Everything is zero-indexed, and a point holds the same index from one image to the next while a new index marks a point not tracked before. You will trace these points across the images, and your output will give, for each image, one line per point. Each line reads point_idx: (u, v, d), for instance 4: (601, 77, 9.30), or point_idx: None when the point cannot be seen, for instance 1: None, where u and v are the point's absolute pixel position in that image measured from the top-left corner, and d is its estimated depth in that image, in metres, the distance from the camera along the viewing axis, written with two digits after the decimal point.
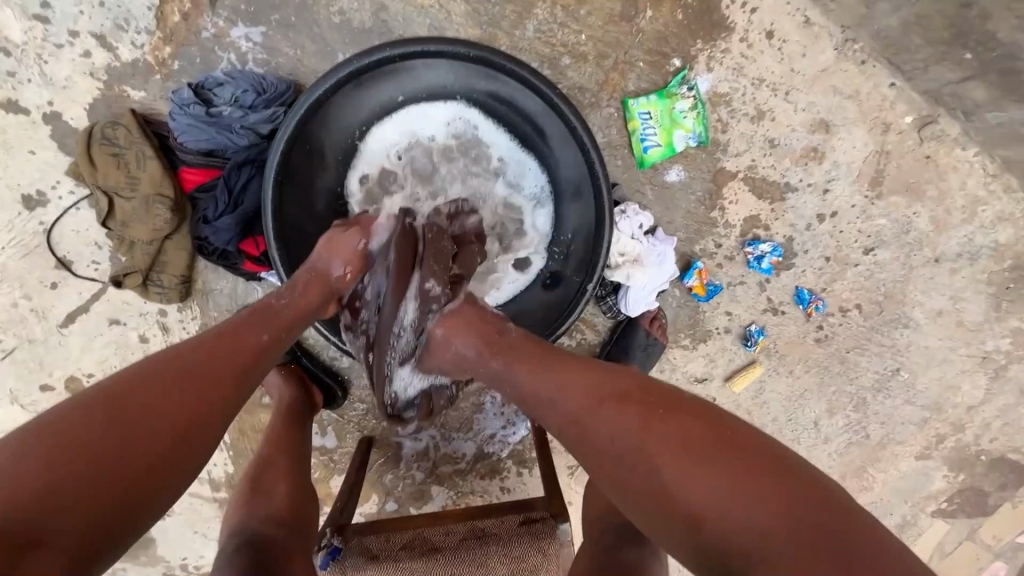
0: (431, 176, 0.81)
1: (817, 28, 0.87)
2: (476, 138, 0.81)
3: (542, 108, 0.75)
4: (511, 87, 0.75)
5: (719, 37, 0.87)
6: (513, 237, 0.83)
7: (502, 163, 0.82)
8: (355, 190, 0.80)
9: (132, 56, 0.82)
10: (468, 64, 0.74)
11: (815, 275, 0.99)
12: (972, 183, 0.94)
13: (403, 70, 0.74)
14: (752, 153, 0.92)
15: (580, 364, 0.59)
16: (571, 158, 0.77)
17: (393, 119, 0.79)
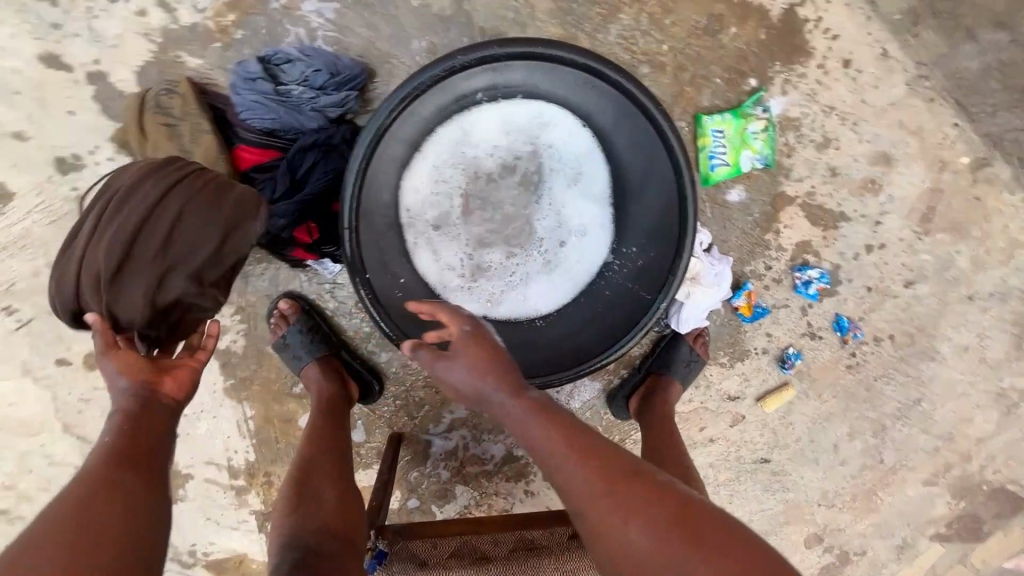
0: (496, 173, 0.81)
1: (893, 61, 0.87)
2: (549, 142, 0.81)
3: (628, 121, 0.74)
4: (607, 100, 0.73)
5: (798, 61, 0.86)
6: (574, 242, 0.83)
7: (570, 169, 0.82)
8: (419, 181, 0.79)
9: (192, 20, 0.76)
10: (567, 71, 0.72)
11: (855, 304, 1.01)
12: (1014, 227, 0.97)
13: (498, 68, 0.71)
14: (813, 179, 0.92)
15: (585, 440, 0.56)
16: (647, 168, 0.76)
17: (472, 124, 0.79)
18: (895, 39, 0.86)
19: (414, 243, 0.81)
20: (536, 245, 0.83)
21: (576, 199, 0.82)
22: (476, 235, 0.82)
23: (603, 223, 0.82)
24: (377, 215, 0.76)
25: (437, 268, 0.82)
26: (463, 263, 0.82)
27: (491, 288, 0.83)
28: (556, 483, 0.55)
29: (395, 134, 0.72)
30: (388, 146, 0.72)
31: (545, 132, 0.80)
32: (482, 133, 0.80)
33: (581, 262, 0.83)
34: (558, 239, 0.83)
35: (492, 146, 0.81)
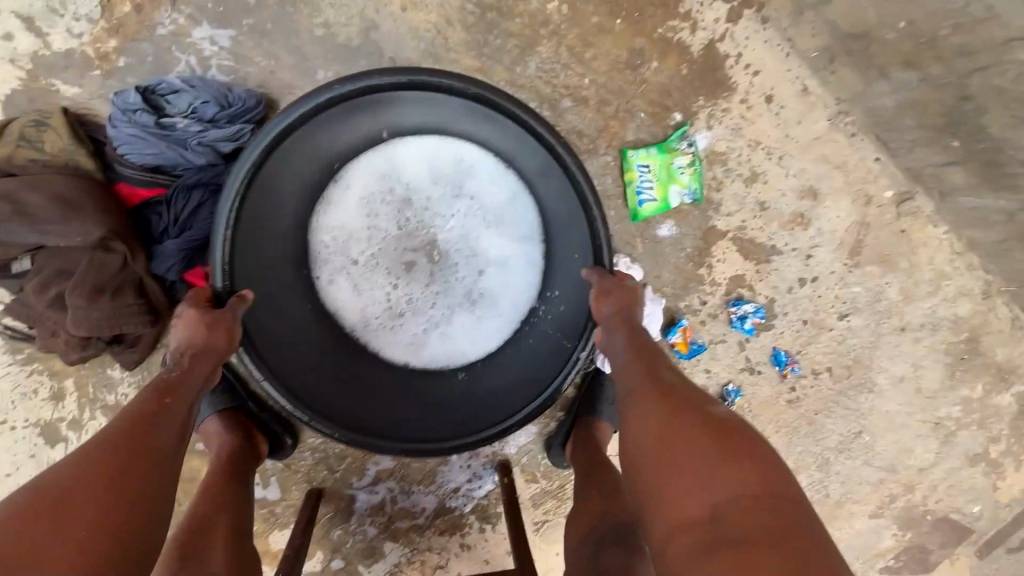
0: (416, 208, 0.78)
1: (814, 97, 0.87)
2: (467, 176, 0.77)
3: (537, 154, 0.70)
4: (510, 132, 0.69)
5: (721, 96, 0.85)
6: (498, 281, 0.79)
7: (490, 204, 0.78)
8: (329, 224, 0.76)
9: (67, 46, 0.69)
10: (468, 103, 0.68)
11: (792, 338, 0.99)
12: (939, 259, 0.98)
13: (391, 100, 0.67)
14: (743, 213, 0.91)
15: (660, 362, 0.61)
16: (558, 197, 0.72)
17: (387, 161, 0.76)
18: (814, 75, 0.87)
19: (330, 293, 0.76)
20: (454, 284, 0.79)
21: (506, 243, 0.78)
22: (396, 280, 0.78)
23: (532, 268, 0.78)
24: (271, 261, 0.71)
25: (357, 316, 0.77)
26: (385, 310, 0.78)
27: (417, 339, 0.78)
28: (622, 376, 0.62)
29: (280, 170, 0.67)
30: (271, 183, 0.67)
31: (464, 166, 0.77)
32: (399, 169, 0.76)
33: (505, 304, 0.79)
34: (479, 279, 0.79)
35: (415, 185, 0.77)
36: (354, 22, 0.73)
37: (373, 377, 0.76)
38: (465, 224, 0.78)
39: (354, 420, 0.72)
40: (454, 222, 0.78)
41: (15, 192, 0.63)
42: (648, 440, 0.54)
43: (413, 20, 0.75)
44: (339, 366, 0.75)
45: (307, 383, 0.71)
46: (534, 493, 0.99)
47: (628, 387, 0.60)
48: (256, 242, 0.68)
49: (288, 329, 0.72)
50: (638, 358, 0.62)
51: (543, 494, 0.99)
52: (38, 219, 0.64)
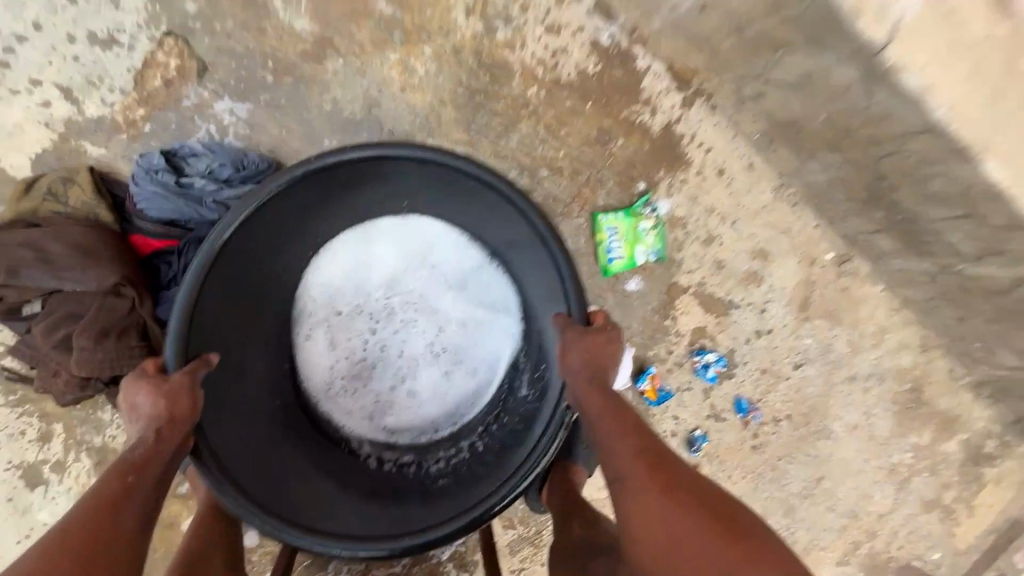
0: (388, 277, 0.87)
1: (760, 171, 0.99)
2: (442, 249, 0.87)
3: (515, 228, 0.77)
4: (484, 203, 0.78)
5: (679, 169, 0.96)
6: (468, 344, 0.87)
7: (462, 275, 0.87)
8: (308, 290, 0.86)
9: (98, 113, 0.77)
10: (447, 181, 0.77)
11: (752, 386, 1.07)
12: (880, 315, 1.08)
13: (369, 175, 0.77)
14: (702, 271, 1.01)
15: (641, 433, 0.64)
16: (533, 267, 0.78)
17: (368, 235, 0.86)
18: (759, 153, 0.98)
19: (304, 350, 0.85)
20: (423, 346, 0.88)
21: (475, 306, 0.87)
22: (368, 343, 0.87)
23: (503, 330, 0.86)
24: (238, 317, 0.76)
25: (329, 366, 0.86)
26: (353, 366, 0.86)
27: (386, 391, 0.87)
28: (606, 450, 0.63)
29: (257, 232, 0.73)
30: (248, 239, 0.72)
31: (439, 240, 0.87)
32: (377, 243, 0.86)
33: (476, 366, 0.87)
34: (447, 342, 0.88)
35: (391, 250, 0.87)
36: (358, 100, 0.83)
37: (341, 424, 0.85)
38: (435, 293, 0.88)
39: (315, 483, 0.77)
40: (423, 292, 0.88)
41: (39, 241, 0.69)
42: (646, 521, 0.55)
43: (411, 99, 0.86)
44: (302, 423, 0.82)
45: (266, 441, 0.77)
46: (511, 539, 1.01)
47: (619, 465, 0.61)
48: (226, 298, 0.73)
49: (253, 384, 0.78)
50: (621, 431, 0.63)
51: (520, 540, 1.02)
52: (58, 267, 0.69)
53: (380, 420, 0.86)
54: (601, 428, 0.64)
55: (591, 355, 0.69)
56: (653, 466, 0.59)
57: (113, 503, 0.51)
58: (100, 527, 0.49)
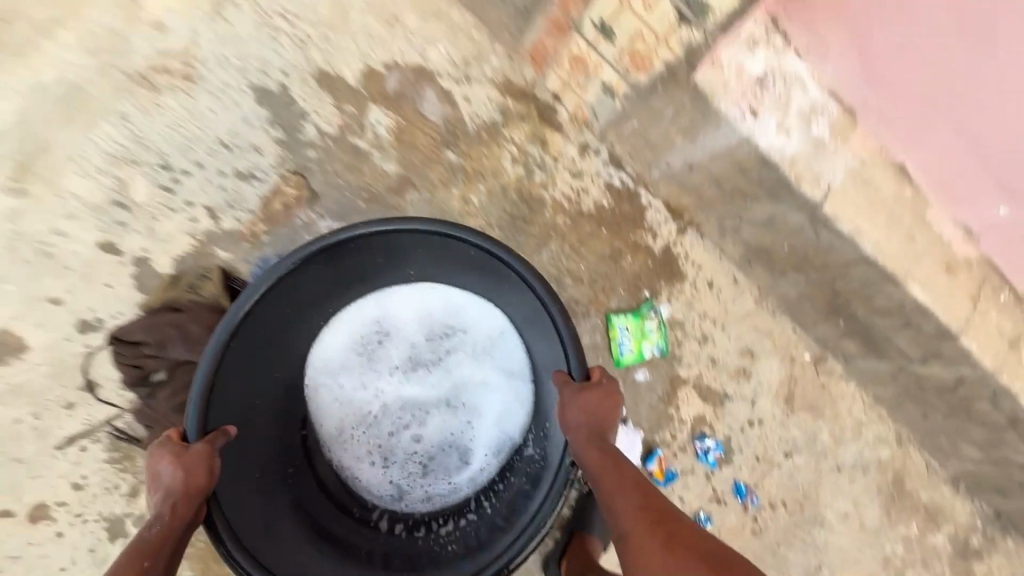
0: (394, 339, 1.05)
1: (743, 284, 1.21)
2: (457, 318, 1.04)
3: (528, 305, 0.95)
4: (504, 291, 0.96)
5: (677, 280, 1.18)
6: (480, 408, 1.05)
7: (472, 342, 1.05)
8: (323, 339, 1.01)
9: (231, 227, 1.01)
10: (471, 267, 0.97)
11: (749, 471, 1.20)
12: (856, 409, 1.24)
13: (386, 247, 0.94)
14: (699, 366, 1.19)
15: (643, 490, 0.73)
16: (545, 344, 0.96)
17: (380, 299, 1.03)
18: (741, 270, 1.20)
19: (316, 396, 1.02)
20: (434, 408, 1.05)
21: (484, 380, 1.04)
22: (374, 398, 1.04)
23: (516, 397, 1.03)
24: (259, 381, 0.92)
25: (340, 418, 1.03)
26: (357, 417, 1.03)
27: (392, 446, 1.04)
28: (611, 503, 0.72)
29: (278, 300, 0.89)
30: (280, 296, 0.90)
31: (455, 308, 1.04)
32: (389, 307, 1.04)
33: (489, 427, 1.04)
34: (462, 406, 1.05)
35: (400, 313, 1.04)
36: None
37: (349, 475, 1.02)
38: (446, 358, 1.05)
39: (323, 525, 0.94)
40: (432, 357, 1.05)
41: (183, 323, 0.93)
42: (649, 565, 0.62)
43: (468, 222, 1.10)
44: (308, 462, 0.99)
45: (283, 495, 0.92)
46: None
47: (624, 516, 0.70)
48: (247, 349, 0.89)
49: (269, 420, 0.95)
50: (624, 486, 0.73)
51: None
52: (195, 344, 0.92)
53: (386, 473, 1.03)
54: (606, 485, 0.74)
55: (590, 421, 0.82)
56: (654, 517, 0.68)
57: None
58: None
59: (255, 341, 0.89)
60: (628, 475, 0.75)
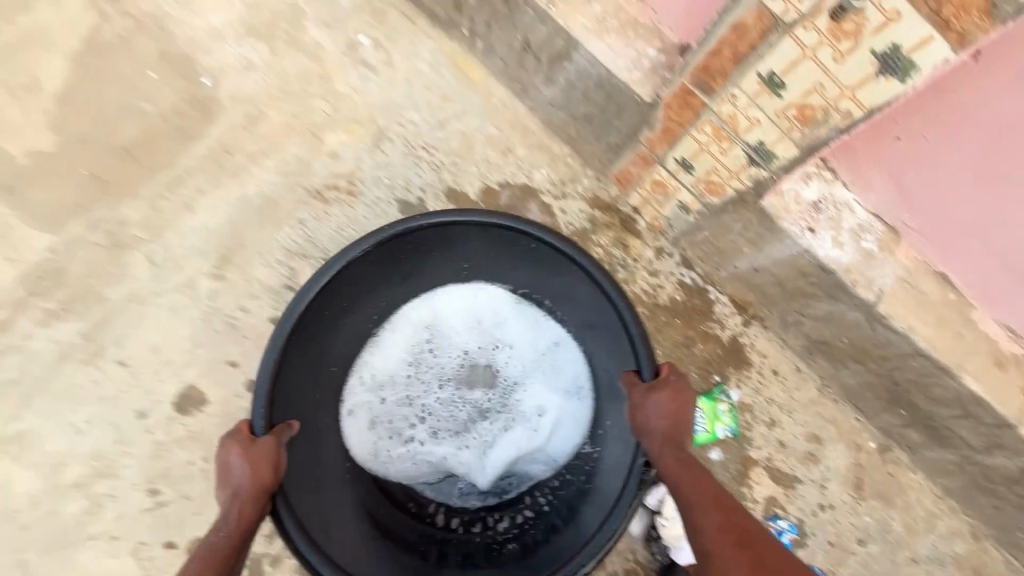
0: (437, 340, 1.21)
1: (805, 373, 1.33)
2: (507, 322, 1.21)
3: (594, 298, 1.08)
4: (576, 297, 1.12)
5: (744, 367, 1.32)
6: (534, 408, 1.19)
7: (518, 346, 1.21)
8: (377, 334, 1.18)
9: None
10: (533, 272, 1.15)
11: (823, 556, 1.25)
12: (927, 501, 1.29)
13: (444, 242, 1.11)
14: (769, 448, 1.29)
15: (719, 498, 0.82)
16: (606, 346, 1.11)
17: (430, 299, 1.19)
18: (804, 360, 1.33)
19: (358, 379, 1.16)
20: (485, 409, 1.21)
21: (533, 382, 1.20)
22: (418, 395, 1.20)
23: (568, 395, 1.18)
24: (315, 373, 1.09)
25: (386, 406, 1.18)
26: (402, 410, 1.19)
27: (439, 440, 1.18)
28: (688, 505, 0.82)
29: (340, 295, 1.06)
30: (347, 279, 1.05)
31: (504, 313, 1.21)
32: (435, 307, 1.20)
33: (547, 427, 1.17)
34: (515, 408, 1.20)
35: (448, 313, 1.21)
36: None
37: (394, 460, 1.16)
38: (495, 363, 1.22)
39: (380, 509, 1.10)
40: (479, 361, 1.22)
41: None
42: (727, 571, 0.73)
43: None
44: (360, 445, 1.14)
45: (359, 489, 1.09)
46: None
47: (702, 522, 0.79)
48: (307, 331, 1.03)
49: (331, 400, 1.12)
50: (702, 494, 0.83)
51: None
52: None
53: (434, 465, 1.17)
54: (686, 487, 0.84)
55: (675, 428, 0.92)
56: (730, 529, 0.77)
57: (216, 557, 0.79)
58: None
59: (319, 329, 1.06)
60: (709, 491, 0.83)
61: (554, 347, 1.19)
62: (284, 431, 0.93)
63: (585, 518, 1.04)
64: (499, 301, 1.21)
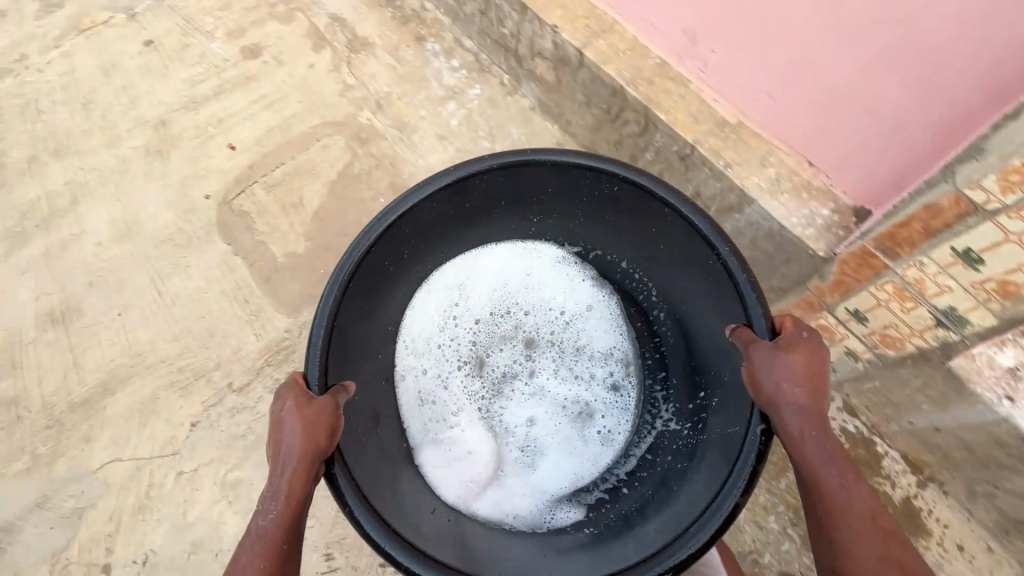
0: (475, 300, 1.40)
1: (999, 556, 1.20)
2: (541, 279, 1.40)
3: (681, 237, 1.13)
4: (670, 249, 1.19)
5: (922, 537, 1.22)
6: (575, 357, 1.38)
7: (551, 301, 1.40)
8: (414, 300, 1.36)
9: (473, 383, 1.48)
10: (595, 224, 1.29)
11: None
12: None
13: (507, 204, 1.28)
14: None
15: (858, 487, 0.85)
16: (686, 280, 1.19)
17: (464, 262, 1.38)
18: (998, 539, 1.20)
19: (398, 341, 1.35)
20: (525, 360, 1.40)
21: (559, 348, 1.38)
22: (453, 356, 1.39)
23: (602, 331, 1.38)
24: (364, 328, 1.23)
25: (421, 361, 1.36)
26: (439, 366, 1.37)
27: (468, 408, 1.36)
28: (825, 487, 0.86)
29: (386, 252, 1.19)
30: (409, 225, 1.18)
31: (538, 265, 1.40)
32: (473, 267, 1.39)
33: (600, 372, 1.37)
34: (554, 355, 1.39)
35: (485, 275, 1.40)
36: None
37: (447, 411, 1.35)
38: (526, 317, 1.41)
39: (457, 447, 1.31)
40: (514, 321, 1.41)
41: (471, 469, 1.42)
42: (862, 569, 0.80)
43: None
44: (413, 401, 1.33)
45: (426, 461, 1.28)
46: None
47: (840, 510, 0.84)
48: (364, 284, 1.16)
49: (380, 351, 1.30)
50: (840, 482, 0.86)
51: None
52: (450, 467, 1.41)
53: (472, 424, 1.35)
54: (824, 470, 0.87)
55: (816, 399, 0.91)
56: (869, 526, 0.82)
57: (284, 517, 0.88)
58: (280, 537, 0.87)
59: (375, 283, 1.21)
60: (851, 482, 0.86)
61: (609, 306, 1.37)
62: (335, 400, 1.00)
63: (684, 493, 1.14)
64: (531, 259, 1.40)
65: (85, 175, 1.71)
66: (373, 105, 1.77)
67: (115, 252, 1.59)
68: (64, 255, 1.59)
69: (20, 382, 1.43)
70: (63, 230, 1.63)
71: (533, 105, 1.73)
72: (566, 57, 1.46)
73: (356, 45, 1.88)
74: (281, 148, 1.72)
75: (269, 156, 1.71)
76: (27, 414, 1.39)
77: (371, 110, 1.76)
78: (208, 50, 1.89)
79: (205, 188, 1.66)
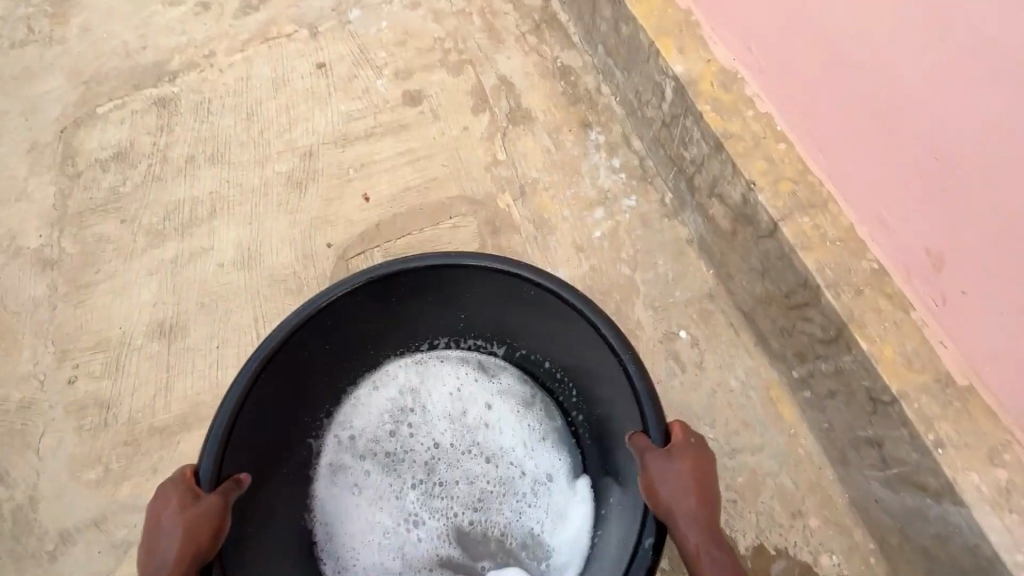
0: (420, 399, 1.35)
1: None
2: (487, 382, 1.36)
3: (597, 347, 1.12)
4: (591, 365, 1.17)
5: None
6: (510, 457, 1.32)
7: (494, 404, 1.35)
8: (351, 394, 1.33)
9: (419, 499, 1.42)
10: (532, 330, 1.26)
11: None
12: None
13: (445, 300, 1.26)
14: None
15: None
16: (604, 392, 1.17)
17: (410, 358, 1.36)
18: None
19: (331, 434, 1.31)
20: (461, 459, 1.32)
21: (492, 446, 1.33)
22: (383, 452, 1.32)
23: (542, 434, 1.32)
24: (283, 423, 1.20)
25: (351, 457, 1.31)
26: (370, 458, 1.32)
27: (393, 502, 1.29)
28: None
29: (308, 343, 1.16)
30: (333, 319, 1.17)
31: (489, 366, 1.36)
32: (423, 362, 1.37)
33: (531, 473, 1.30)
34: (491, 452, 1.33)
35: (434, 373, 1.36)
36: None
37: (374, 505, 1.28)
38: (469, 414, 1.35)
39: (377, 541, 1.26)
40: (456, 420, 1.35)
41: None
42: None
43: None
44: (340, 492, 1.28)
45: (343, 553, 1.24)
46: None
47: None
48: (281, 374, 1.14)
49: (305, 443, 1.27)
50: None
51: None
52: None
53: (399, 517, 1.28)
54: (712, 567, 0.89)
55: (707, 509, 0.94)
56: None
57: None
58: None
59: (290, 378, 1.17)
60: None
61: (532, 407, 1.33)
62: (225, 494, 0.98)
63: None
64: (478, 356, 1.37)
65: (229, 189, 1.74)
66: (517, 190, 1.63)
67: (232, 279, 1.59)
68: (189, 267, 1.63)
69: (118, 387, 1.47)
70: (196, 240, 1.67)
71: (691, 237, 1.51)
72: (754, 218, 1.22)
73: (517, 116, 1.75)
74: (412, 213, 1.64)
75: (399, 218, 1.64)
76: (113, 423, 1.43)
77: (512, 195, 1.63)
78: (372, 87, 1.85)
79: (330, 236, 1.63)
